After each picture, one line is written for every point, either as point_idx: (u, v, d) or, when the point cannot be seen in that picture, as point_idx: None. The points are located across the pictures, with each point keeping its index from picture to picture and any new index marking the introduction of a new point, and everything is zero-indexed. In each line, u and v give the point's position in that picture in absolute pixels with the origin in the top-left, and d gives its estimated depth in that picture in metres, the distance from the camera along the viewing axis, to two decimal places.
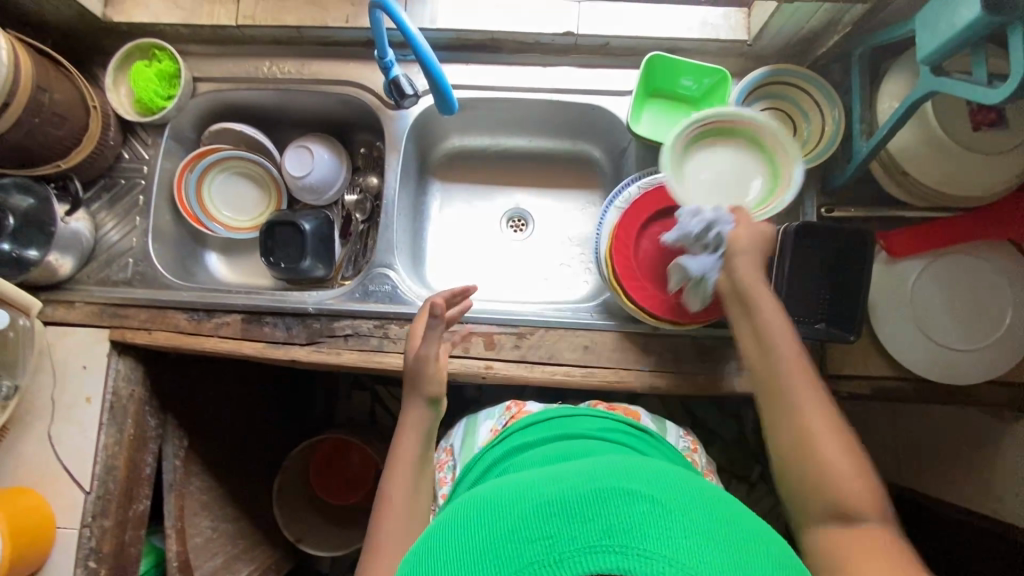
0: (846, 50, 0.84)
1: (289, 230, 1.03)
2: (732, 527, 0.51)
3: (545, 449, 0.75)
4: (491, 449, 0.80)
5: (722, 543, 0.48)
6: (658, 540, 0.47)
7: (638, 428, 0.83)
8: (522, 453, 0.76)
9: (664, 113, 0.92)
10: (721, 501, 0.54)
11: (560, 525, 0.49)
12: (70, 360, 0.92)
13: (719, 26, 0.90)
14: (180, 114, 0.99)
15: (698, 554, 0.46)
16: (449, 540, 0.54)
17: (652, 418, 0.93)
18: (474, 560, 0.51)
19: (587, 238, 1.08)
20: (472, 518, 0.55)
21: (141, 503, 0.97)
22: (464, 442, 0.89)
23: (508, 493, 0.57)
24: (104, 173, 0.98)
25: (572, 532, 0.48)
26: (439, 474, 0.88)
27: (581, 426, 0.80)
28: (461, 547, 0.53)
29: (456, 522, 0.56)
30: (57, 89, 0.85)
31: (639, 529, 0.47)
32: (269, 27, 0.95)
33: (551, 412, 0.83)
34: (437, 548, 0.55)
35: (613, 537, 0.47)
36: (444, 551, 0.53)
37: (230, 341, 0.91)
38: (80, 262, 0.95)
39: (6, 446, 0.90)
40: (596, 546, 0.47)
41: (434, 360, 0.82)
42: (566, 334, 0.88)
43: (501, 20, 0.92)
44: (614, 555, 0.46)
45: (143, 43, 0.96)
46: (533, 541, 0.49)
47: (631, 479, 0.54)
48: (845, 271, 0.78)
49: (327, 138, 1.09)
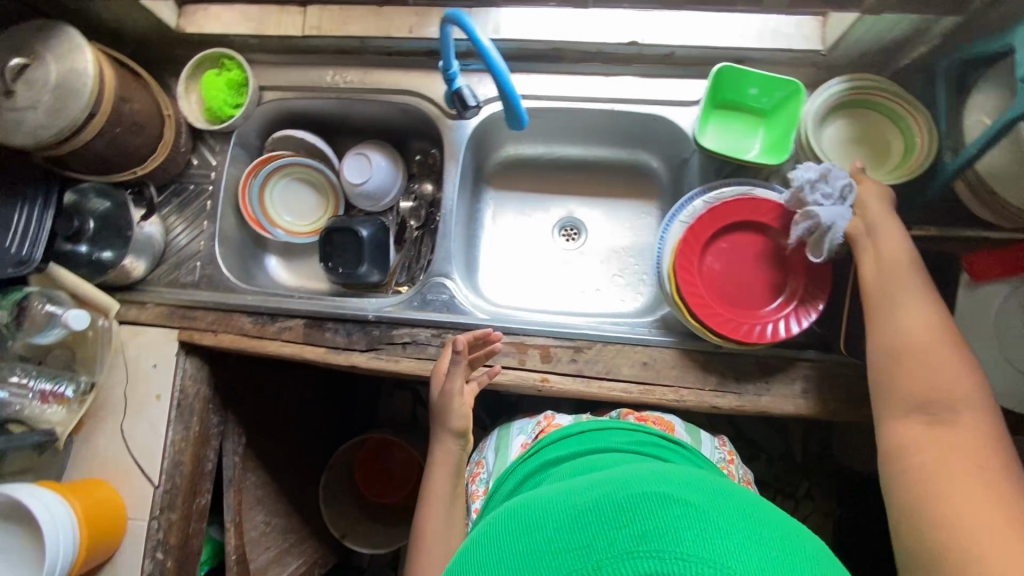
0: (932, 62, 0.80)
1: (347, 236, 1.04)
2: (774, 535, 0.49)
3: (577, 461, 0.73)
4: (520, 464, 0.79)
5: (765, 548, 0.47)
6: (696, 542, 0.46)
7: (674, 442, 0.82)
8: (552, 467, 0.75)
9: (730, 125, 0.91)
10: (761, 509, 0.53)
11: (596, 532, 0.49)
12: (141, 359, 0.96)
13: (792, 35, 0.87)
14: (247, 122, 1.02)
15: (740, 558, 0.45)
16: (484, 556, 0.54)
17: (686, 429, 0.91)
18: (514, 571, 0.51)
19: (642, 250, 1.07)
20: (508, 532, 0.55)
21: (203, 497, 1.01)
22: (497, 454, 0.90)
23: (542, 504, 0.57)
24: (174, 178, 1.02)
25: (606, 540, 0.48)
26: (471, 485, 0.90)
27: (610, 440, 0.78)
28: (497, 562, 0.52)
29: (492, 536, 0.57)
30: (136, 98, 0.88)
31: (672, 532, 0.47)
32: (334, 37, 0.97)
33: (579, 427, 0.81)
34: (473, 564, 0.54)
35: (649, 542, 0.46)
36: (481, 563, 0.54)
37: (293, 346, 0.93)
38: (152, 264, 0.99)
39: (82, 439, 0.95)
40: (631, 552, 0.46)
41: (458, 395, 0.86)
42: (624, 349, 0.87)
43: (564, 29, 0.91)
44: (652, 559, 0.45)
45: (212, 53, 0.98)
46: (571, 549, 0.49)
47: (664, 482, 0.53)
48: None
49: (385, 146, 1.10)
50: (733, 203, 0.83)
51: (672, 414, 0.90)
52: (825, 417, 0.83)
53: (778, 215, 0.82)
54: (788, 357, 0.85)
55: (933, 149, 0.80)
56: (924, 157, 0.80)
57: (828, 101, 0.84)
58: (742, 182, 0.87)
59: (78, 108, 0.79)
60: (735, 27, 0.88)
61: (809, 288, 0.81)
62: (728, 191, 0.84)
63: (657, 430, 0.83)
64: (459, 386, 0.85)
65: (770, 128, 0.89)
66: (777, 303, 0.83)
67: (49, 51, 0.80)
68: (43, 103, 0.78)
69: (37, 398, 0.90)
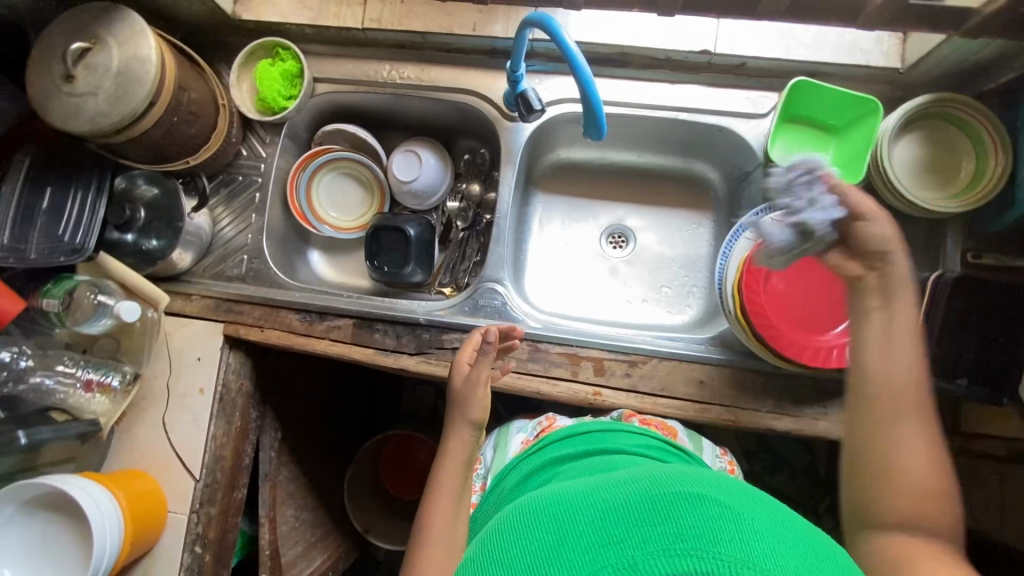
0: (1018, 88, 0.77)
1: (394, 235, 1.02)
2: (807, 544, 0.48)
3: (589, 460, 0.71)
4: (526, 461, 0.77)
5: (800, 556, 0.45)
6: (733, 541, 0.44)
7: (676, 448, 0.78)
8: (561, 464, 0.73)
9: (798, 140, 0.89)
10: (795, 517, 0.51)
11: (629, 528, 0.47)
12: (185, 351, 0.94)
13: (870, 51, 0.84)
14: (299, 113, 1.00)
15: (779, 561, 0.44)
16: (512, 549, 0.52)
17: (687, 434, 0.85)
18: (540, 565, 0.49)
19: (694, 262, 1.04)
20: (534, 528, 0.54)
21: (240, 492, 0.99)
22: (496, 452, 0.86)
23: (571, 498, 0.55)
24: (223, 169, 1.00)
25: (643, 537, 0.46)
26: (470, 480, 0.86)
27: (620, 442, 0.75)
28: (526, 555, 0.51)
29: (520, 531, 0.55)
30: (194, 87, 0.86)
31: (712, 532, 0.45)
32: (394, 32, 0.94)
33: (582, 427, 0.78)
34: (498, 557, 0.52)
35: (687, 540, 0.45)
36: (508, 550, 0.53)
37: (341, 346, 0.92)
38: (198, 255, 0.97)
39: (123, 430, 0.94)
40: (670, 550, 0.44)
41: (484, 384, 0.76)
42: (679, 366, 0.86)
43: (633, 34, 0.89)
44: (691, 554, 0.43)
45: (268, 42, 0.96)
46: (601, 545, 0.47)
47: (697, 485, 0.52)
48: (992, 333, 0.73)
49: (434, 143, 1.07)
50: None
51: (674, 418, 0.85)
52: None
53: None
54: None
55: (1000, 184, 0.77)
56: (989, 190, 0.77)
57: (904, 117, 0.81)
58: None
59: (140, 96, 0.77)
60: (811, 40, 0.86)
61: None
62: None
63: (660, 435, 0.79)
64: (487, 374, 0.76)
65: (841, 146, 0.87)
66: (841, 327, 0.81)
67: (111, 35, 0.77)
68: (105, 90, 0.76)
69: (82, 386, 0.88)
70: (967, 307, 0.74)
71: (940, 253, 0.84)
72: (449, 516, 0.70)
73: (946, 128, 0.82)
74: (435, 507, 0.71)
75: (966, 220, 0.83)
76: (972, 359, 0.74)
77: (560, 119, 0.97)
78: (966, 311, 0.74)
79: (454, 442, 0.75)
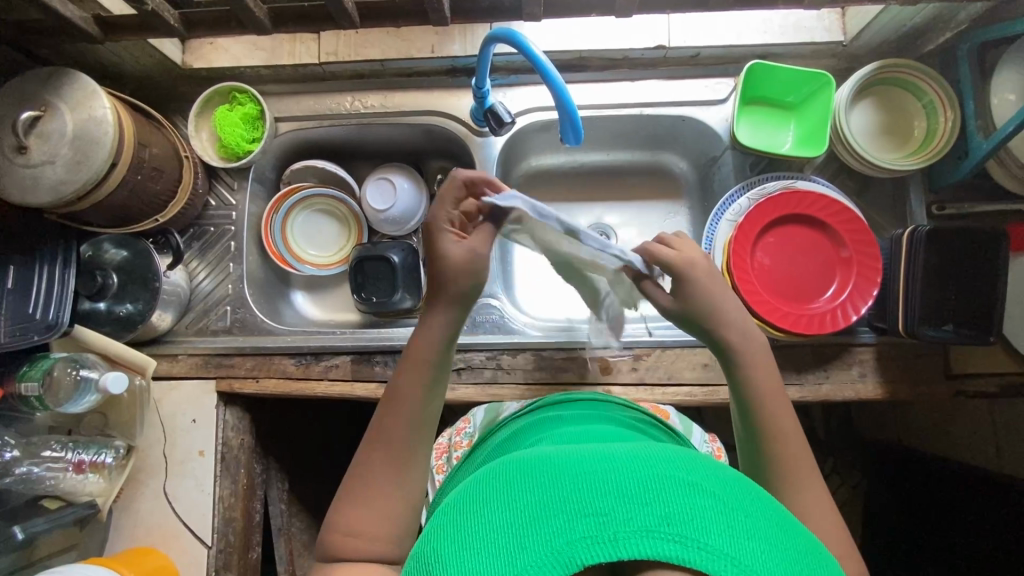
0: (954, 47, 0.82)
1: (379, 264, 1.01)
2: (800, 546, 0.40)
3: (583, 424, 0.67)
4: (520, 418, 0.75)
5: (789, 560, 0.38)
6: (725, 534, 0.37)
7: (663, 427, 0.77)
8: (554, 425, 0.69)
9: (760, 121, 0.92)
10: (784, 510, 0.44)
11: (612, 497, 0.39)
12: (179, 415, 0.91)
13: (813, 28, 0.88)
14: (264, 155, 0.98)
15: (768, 563, 0.37)
16: (471, 503, 0.44)
17: (679, 419, 0.86)
18: (496, 526, 0.40)
19: None
20: (496, 481, 0.45)
21: (254, 551, 0.96)
22: (488, 415, 0.84)
23: (548, 457, 0.46)
24: (193, 222, 0.98)
25: (629, 512, 0.38)
26: (454, 438, 0.84)
27: (613, 413, 0.74)
28: (486, 511, 0.42)
29: (478, 482, 0.47)
30: (154, 143, 0.84)
31: (705, 517, 0.38)
32: (352, 62, 0.94)
33: (579, 396, 0.79)
34: (454, 514, 0.44)
35: (675, 524, 0.38)
36: (465, 507, 0.44)
37: (342, 384, 0.90)
38: (178, 314, 0.94)
39: (123, 507, 0.89)
40: (655, 532, 0.37)
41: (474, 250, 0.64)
42: (682, 353, 0.87)
43: (589, 37, 0.91)
44: (674, 543, 0.37)
45: (223, 87, 0.94)
46: (577, 509, 0.39)
47: (687, 461, 0.44)
48: (970, 275, 0.77)
49: (407, 169, 1.07)
50: (780, 197, 0.84)
51: (667, 402, 0.86)
52: (886, 398, 0.85)
53: (822, 207, 0.83)
54: (845, 343, 0.86)
55: (953, 136, 0.81)
56: (945, 143, 0.81)
57: (855, 87, 0.85)
58: (780, 176, 0.89)
59: (100, 159, 0.74)
60: (758, 24, 0.89)
61: (862, 274, 0.82)
62: (772, 185, 0.86)
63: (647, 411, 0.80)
64: (474, 258, 0.64)
65: (801, 121, 0.91)
66: (830, 293, 0.84)
67: (62, 100, 0.75)
68: (62, 157, 0.73)
69: (72, 469, 0.82)
70: (939, 257, 0.78)
71: (906, 209, 0.88)
72: (411, 398, 0.63)
73: (897, 89, 0.87)
74: (399, 386, 0.64)
75: (924, 175, 0.88)
76: (953, 304, 0.78)
77: (530, 129, 0.98)
78: (939, 260, 0.78)
79: (435, 320, 0.66)
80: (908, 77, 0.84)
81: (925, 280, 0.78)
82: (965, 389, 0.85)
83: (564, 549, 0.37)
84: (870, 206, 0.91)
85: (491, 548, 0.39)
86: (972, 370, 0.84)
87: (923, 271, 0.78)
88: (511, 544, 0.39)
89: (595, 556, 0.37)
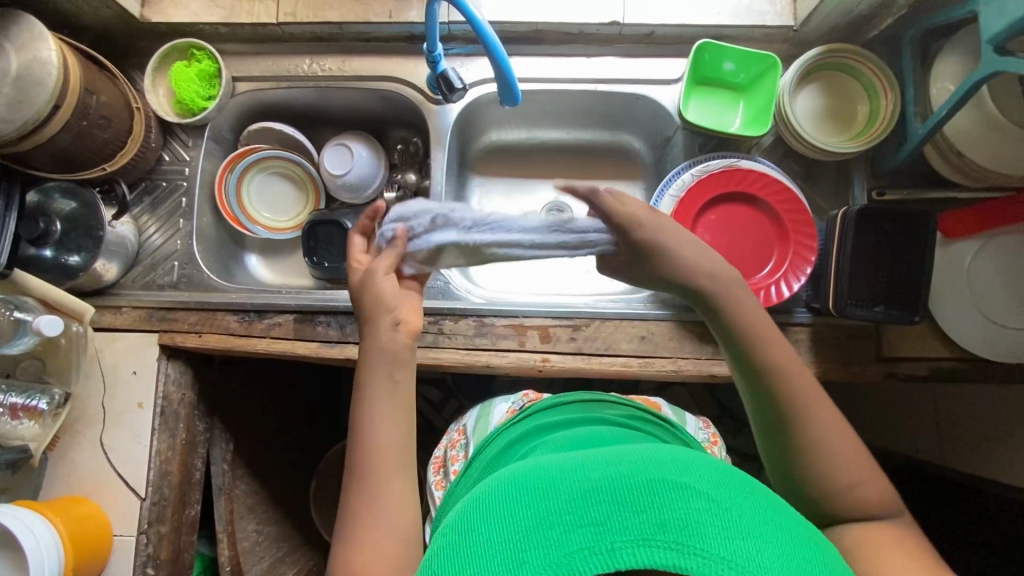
0: (898, 34, 0.84)
1: (331, 229, 1.00)
2: (796, 545, 0.41)
3: (572, 430, 0.68)
4: (513, 426, 0.76)
5: (784, 557, 0.40)
6: (718, 536, 0.39)
7: (660, 417, 0.79)
8: (546, 433, 0.70)
9: (710, 101, 0.93)
10: (780, 508, 0.45)
11: (608, 507, 0.41)
12: (121, 366, 0.91)
13: (765, 12, 0.90)
14: (220, 114, 0.98)
15: (762, 561, 0.38)
16: (474, 520, 0.46)
17: (672, 409, 0.90)
18: (496, 544, 0.42)
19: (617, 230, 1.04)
20: (495, 495, 0.47)
21: (192, 508, 0.95)
22: (480, 421, 0.88)
23: (542, 470, 0.48)
24: (145, 176, 0.98)
25: (622, 521, 0.40)
26: (451, 451, 0.87)
27: (603, 412, 0.75)
28: (489, 529, 0.44)
29: (480, 495, 0.49)
30: (102, 91, 0.84)
31: (696, 522, 0.40)
32: (311, 24, 0.94)
33: (570, 397, 0.80)
34: (457, 531, 0.46)
35: (668, 531, 0.39)
36: (470, 524, 0.45)
37: (284, 342, 0.91)
38: (125, 267, 0.94)
39: (57, 455, 0.89)
40: (648, 539, 0.39)
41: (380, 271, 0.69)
42: (620, 325, 0.88)
43: (545, 10, 0.91)
44: (669, 550, 0.38)
45: (181, 43, 0.94)
46: (574, 523, 0.41)
47: (679, 466, 0.45)
48: (900, 260, 0.79)
49: (365, 136, 1.07)
50: (722, 175, 0.85)
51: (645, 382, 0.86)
52: (820, 377, 0.86)
53: (765, 185, 0.85)
54: (781, 322, 0.87)
55: (894, 120, 0.83)
56: (885, 126, 0.83)
57: (800, 71, 0.86)
58: (726, 154, 0.89)
59: (42, 99, 0.75)
60: (711, 6, 0.90)
61: (797, 253, 0.84)
62: (715, 163, 0.86)
63: (639, 404, 0.81)
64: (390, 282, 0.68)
65: (750, 102, 0.92)
66: (766, 270, 0.85)
67: (8, 40, 0.75)
68: (3, 95, 0.74)
69: (6, 413, 0.84)
70: (871, 243, 0.79)
71: (848, 193, 0.90)
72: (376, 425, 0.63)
73: (839, 75, 0.89)
74: (363, 434, 0.62)
75: (869, 161, 0.89)
76: (883, 287, 0.79)
77: (484, 101, 0.98)
78: (868, 244, 0.79)
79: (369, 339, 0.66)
80: (848, 62, 0.86)
81: (856, 261, 0.79)
82: (896, 373, 0.86)
83: (563, 562, 0.39)
84: (815, 188, 0.92)
85: (495, 564, 0.41)
86: (904, 354, 0.85)
87: (855, 254, 0.79)
88: (513, 559, 0.40)
89: (593, 567, 0.38)
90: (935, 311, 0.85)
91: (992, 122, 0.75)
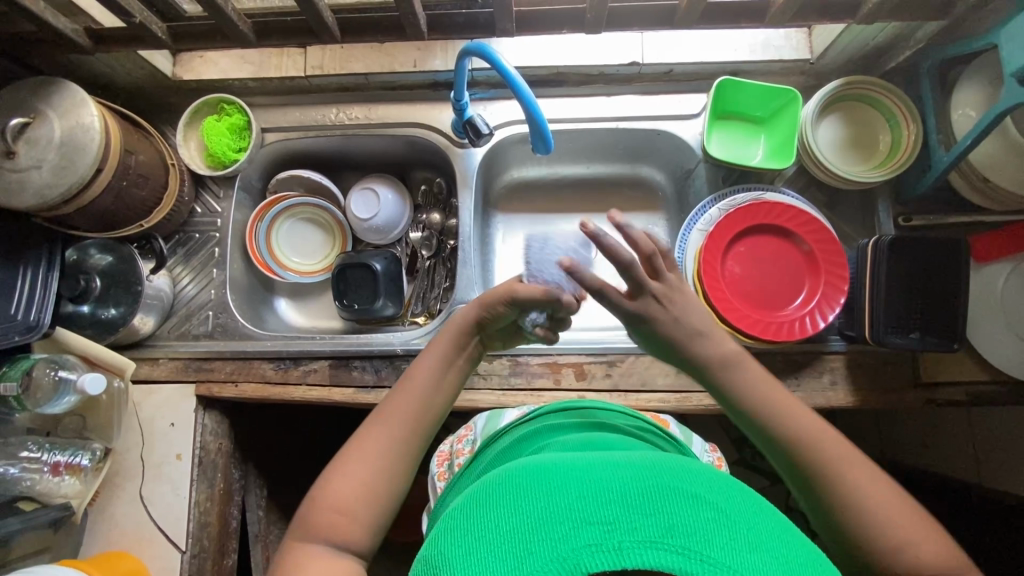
0: (915, 65, 0.86)
1: (360, 272, 1.01)
2: (802, 558, 0.41)
3: (581, 432, 0.67)
4: (521, 425, 0.74)
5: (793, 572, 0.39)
6: (725, 547, 0.39)
7: (667, 434, 0.77)
8: (556, 433, 0.69)
9: (730, 134, 0.95)
10: (787, 523, 0.45)
11: (619, 507, 0.41)
12: (159, 418, 0.91)
13: (781, 47, 0.92)
14: (250, 164, 1.00)
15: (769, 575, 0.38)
16: (482, 509, 0.45)
17: (678, 426, 0.87)
18: (503, 530, 0.42)
19: None
20: (505, 485, 0.47)
21: (230, 558, 0.95)
22: (488, 419, 0.84)
23: (553, 465, 0.48)
24: (178, 229, 1.00)
25: (632, 523, 0.40)
26: (458, 446, 0.83)
27: (618, 421, 0.74)
28: (499, 518, 0.43)
29: (488, 487, 0.48)
30: (141, 151, 0.86)
31: (706, 532, 0.39)
32: (338, 76, 0.97)
33: (581, 404, 0.79)
34: (465, 517, 0.46)
35: (676, 536, 0.39)
36: (479, 511, 0.45)
37: (320, 389, 0.91)
38: (160, 318, 0.95)
39: (99, 510, 0.89)
40: (656, 541, 0.39)
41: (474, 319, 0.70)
42: (655, 360, 0.89)
43: (566, 55, 0.94)
44: (677, 554, 0.38)
45: (211, 99, 0.97)
46: (583, 518, 0.40)
47: (691, 475, 0.45)
48: (934, 286, 0.80)
49: (390, 179, 1.08)
50: (749, 207, 0.86)
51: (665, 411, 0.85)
52: (859, 406, 0.85)
53: (790, 216, 0.86)
54: (815, 351, 0.87)
55: (917, 147, 0.84)
56: (906, 158, 0.84)
57: (822, 102, 0.88)
58: (750, 187, 0.90)
59: (86, 164, 0.76)
60: (728, 42, 0.92)
61: (829, 282, 0.84)
62: (741, 196, 0.88)
63: (648, 419, 0.79)
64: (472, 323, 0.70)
65: (770, 134, 0.94)
66: (799, 301, 0.86)
67: (51, 108, 0.77)
68: (48, 162, 0.75)
69: (49, 471, 0.83)
70: (902, 271, 0.80)
71: (874, 220, 0.91)
72: (395, 428, 0.62)
73: (859, 105, 0.90)
74: (411, 375, 0.67)
75: (892, 188, 0.90)
76: (918, 314, 0.80)
77: (509, 141, 1.00)
78: (899, 273, 0.80)
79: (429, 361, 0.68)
80: (869, 92, 0.87)
81: (888, 292, 0.80)
82: (935, 398, 0.86)
83: (569, 556, 0.39)
84: (839, 215, 0.93)
85: (500, 553, 0.40)
86: (943, 379, 0.85)
87: (886, 283, 0.80)
88: (519, 551, 0.40)
89: (600, 563, 0.38)
90: (970, 334, 0.85)
91: (1018, 149, 0.76)
